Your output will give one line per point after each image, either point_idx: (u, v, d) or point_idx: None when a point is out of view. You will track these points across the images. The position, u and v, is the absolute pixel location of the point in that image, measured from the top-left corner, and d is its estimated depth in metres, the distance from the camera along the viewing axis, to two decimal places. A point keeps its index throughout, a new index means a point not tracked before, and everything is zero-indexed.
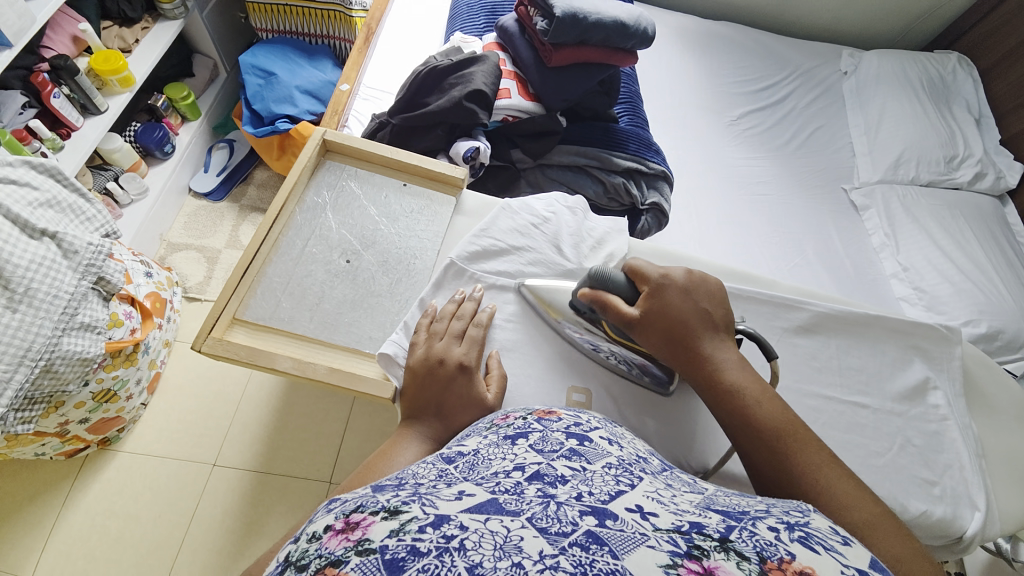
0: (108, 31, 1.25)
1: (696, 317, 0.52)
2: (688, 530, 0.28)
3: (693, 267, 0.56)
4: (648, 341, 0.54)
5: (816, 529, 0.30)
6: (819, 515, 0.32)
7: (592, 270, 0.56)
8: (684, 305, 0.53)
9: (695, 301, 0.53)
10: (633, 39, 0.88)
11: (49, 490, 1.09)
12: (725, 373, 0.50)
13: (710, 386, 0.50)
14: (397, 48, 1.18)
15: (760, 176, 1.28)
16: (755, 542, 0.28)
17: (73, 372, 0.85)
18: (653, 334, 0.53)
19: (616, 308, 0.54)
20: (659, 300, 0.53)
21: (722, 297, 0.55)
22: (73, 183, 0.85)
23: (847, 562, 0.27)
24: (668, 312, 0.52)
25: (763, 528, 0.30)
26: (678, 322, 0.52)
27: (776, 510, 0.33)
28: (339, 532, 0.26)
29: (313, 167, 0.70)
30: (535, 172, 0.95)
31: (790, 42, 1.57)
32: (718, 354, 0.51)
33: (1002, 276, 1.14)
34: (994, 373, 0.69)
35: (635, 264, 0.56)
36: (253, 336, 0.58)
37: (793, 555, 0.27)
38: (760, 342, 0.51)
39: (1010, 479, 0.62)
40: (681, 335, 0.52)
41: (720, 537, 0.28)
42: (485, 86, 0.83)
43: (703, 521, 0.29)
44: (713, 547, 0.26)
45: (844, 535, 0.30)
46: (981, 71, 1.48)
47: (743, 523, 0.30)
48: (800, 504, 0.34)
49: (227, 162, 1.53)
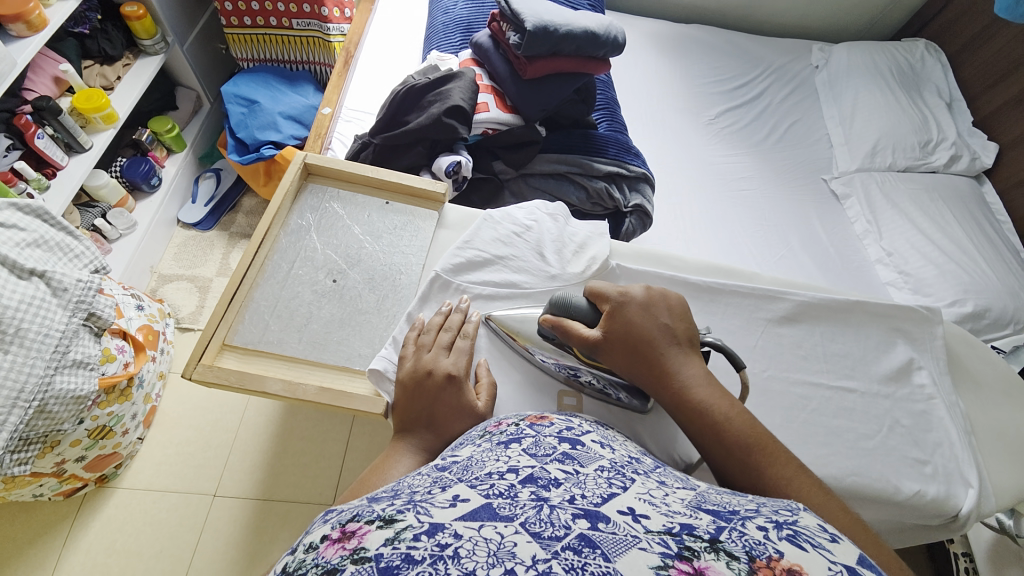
0: (90, 70, 1.27)
1: (658, 332, 0.53)
2: (678, 531, 0.28)
3: (651, 285, 0.57)
4: (615, 363, 0.54)
5: (804, 527, 0.30)
6: (809, 513, 0.32)
7: (554, 297, 0.56)
8: (647, 323, 0.53)
9: (656, 315, 0.54)
10: (605, 47, 0.90)
11: (49, 531, 1.08)
12: (693, 391, 0.50)
13: (681, 406, 0.51)
14: (376, 69, 1.20)
15: (742, 172, 1.31)
16: (744, 542, 0.28)
17: (67, 410, 0.84)
18: (618, 357, 0.53)
19: (578, 332, 0.54)
20: (621, 319, 0.53)
21: (680, 308, 0.56)
22: (60, 222, 0.86)
23: (834, 558, 0.27)
24: (629, 332, 0.53)
25: (752, 527, 0.29)
26: (640, 340, 0.52)
27: (767, 509, 0.32)
28: (334, 541, 0.26)
29: (296, 191, 0.71)
30: (517, 183, 0.96)
31: (760, 40, 1.61)
32: (684, 371, 0.51)
33: (983, 254, 1.16)
34: (977, 351, 0.70)
35: (596, 287, 0.56)
36: (243, 360, 0.59)
37: (781, 553, 0.27)
38: (728, 355, 0.53)
39: (1000, 454, 0.63)
40: (646, 355, 0.52)
41: (710, 538, 0.28)
42: (462, 101, 0.85)
43: (693, 522, 0.29)
44: (703, 548, 0.27)
45: (834, 532, 0.30)
46: (948, 57, 1.52)
47: (732, 524, 0.30)
48: (791, 502, 0.34)
49: (214, 191, 1.54)
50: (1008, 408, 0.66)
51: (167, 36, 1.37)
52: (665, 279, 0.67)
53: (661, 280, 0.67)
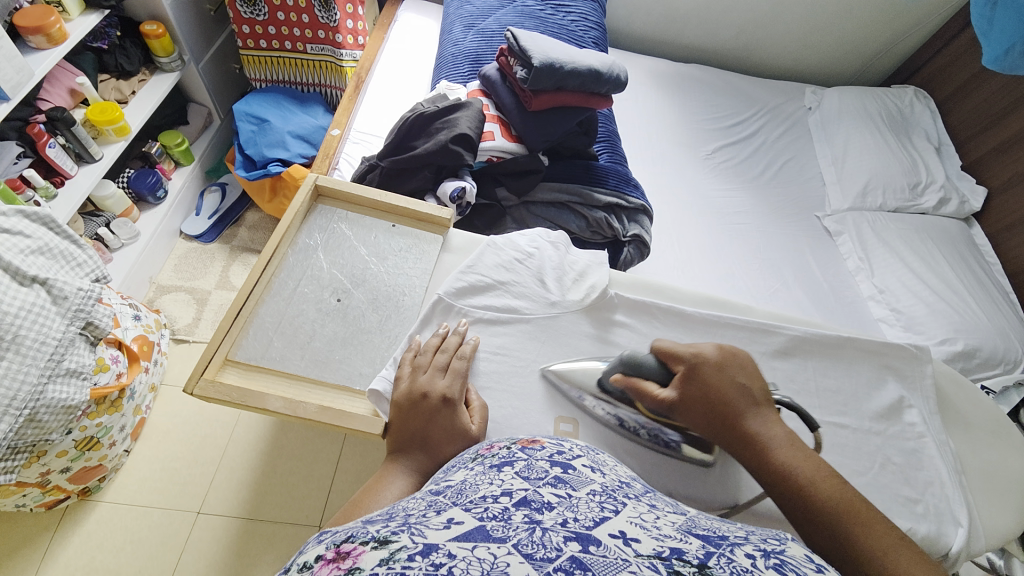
0: (105, 84, 1.31)
1: (734, 394, 0.54)
2: (668, 555, 0.28)
3: (721, 342, 0.58)
4: (691, 422, 0.54)
5: (791, 557, 0.30)
6: (797, 543, 0.33)
7: (623, 356, 0.57)
8: (723, 383, 0.54)
9: (731, 374, 0.55)
10: (608, 85, 0.94)
11: (28, 544, 1.05)
12: (775, 450, 0.51)
13: (761, 466, 0.51)
14: (386, 94, 1.24)
15: (737, 207, 1.34)
16: (731, 568, 0.28)
17: (57, 421, 0.84)
18: (694, 417, 0.54)
19: (651, 393, 0.55)
20: (695, 380, 0.54)
21: (753, 367, 0.57)
22: (65, 231, 0.87)
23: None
24: (706, 392, 0.54)
25: (740, 555, 0.30)
26: (717, 401, 0.53)
27: (755, 538, 0.33)
28: (330, 561, 0.27)
29: (305, 212, 0.73)
30: (520, 210, 0.99)
31: (756, 81, 1.67)
32: (762, 431, 0.52)
33: (973, 295, 1.18)
34: (968, 391, 0.71)
35: (664, 345, 0.57)
36: (245, 376, 0.59)
37: None
38: (802, 415, 0.55)
39: (991, 495, 0.63)
40: (724, 415, 0.53)
41: (699, 563, 0.28)
42: (470, 130, 0.88)
43: (683, 547, 0.30)
44: (692, 572, 0.27)
45: (819, 563, 0.30)
46: (936, 103, 1.58)
47: (721, 550, 0.30)
48: (779, 531, 0.35)
49: (219, 205, 1.56)
50: (998, 448, 0.67)
51: (184, 55, 1.42)
52: (662, 310, 0.68)
53: (658, 310, 0.68)
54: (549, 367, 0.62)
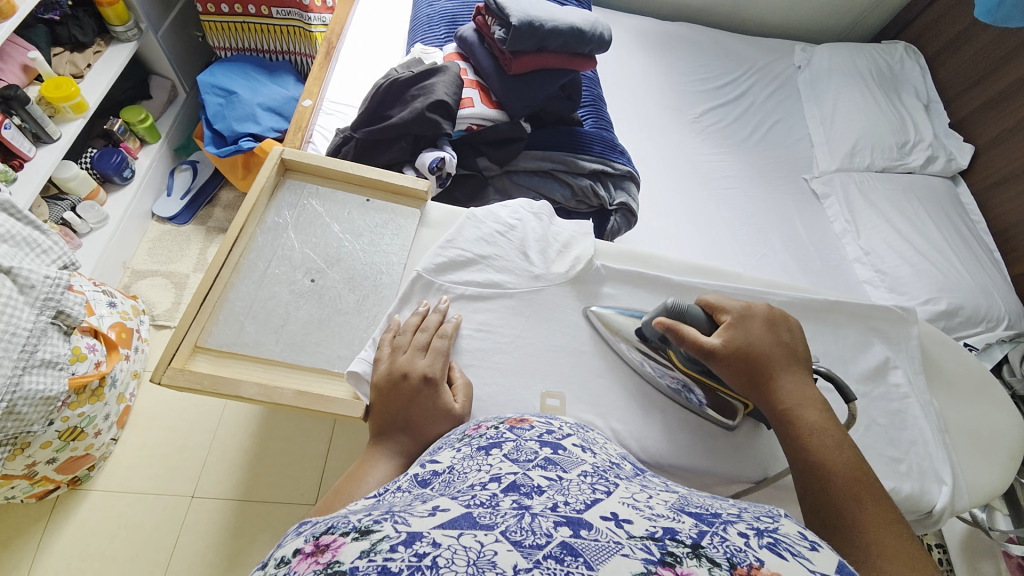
0: (59, 57, 1.21)
1: (778, 350, 0.54)
2: (661, 536, 0.28)
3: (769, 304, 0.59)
4: (725, 371, 0.54)
5: (784, 535, 0.30)
6: (789, 519, 0.32)
7: (667, 303, 0.57)
8: (766, 338, 0.54)
9: (776, 333, 0.55)
10: (590, 44, 0.89)
11: (20, 535, 1.05)
12: (802, 410, 0.52)
13: (783, 421, 0.52)
14: (359, 61, 1.17)
15: (725, 171, 1.32)
16: (725, 548, 0.28)
17: (36, 412, 0.81)
18: (733, 365, 0.53)
19: (693, 338, 0.54)
20: (742, 330, 0.55)
21: (800, 335, 0.57)
22: (26, 216, 0.82)
23: (813, 568, 0.27)
24: (751, 343, 0.54)
25: (733, 533, 0.29)
26: (760, 354, 0.53)
27: (748, 515, 0.32)
28: (308, 555, 0.25)
29: (273, 187, 0.69)
30: (502, 179, 0.96)
31: (745, 39, 1.62)
32: (795, 390, 0.53)
33: (958, 254, 1.19)
34: (951, 349, 0.72)
35: (710, 300, 0.58)
36: (216, 363, 0.57)
37: (762, 561, 0.27)
38: (839, 386, 0.54)
39: (970, 450, 0.65)
40: (762, 368, 0.53)
41: (692, 543, 0.27)
42: (447, 96, 0.84)
43: (676, 526, 0.29)
44: (685, 553, 0.26)
45: (813, 540, 0.30)
46: (926, 59, 1.55)
47: (714, 529, 0.30)
48: (771, 508, 0.34)
49: (190, 184, 1.49)
50: (980, 405, 0.68)
51: (140, 23, 1.32)
52: (649, 280, 0.67)
53: (645, 280, 0.67)
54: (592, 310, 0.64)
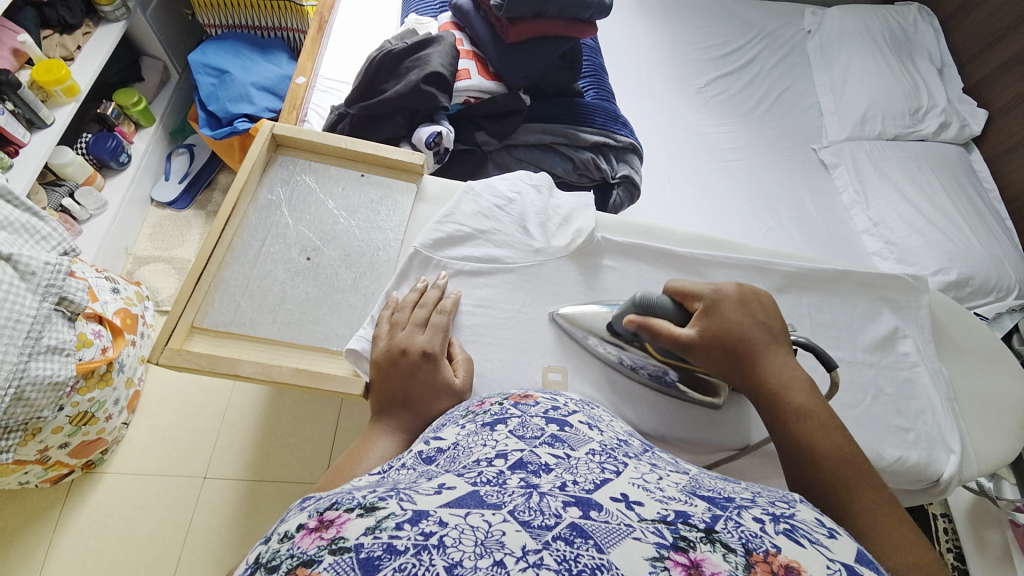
0: (48, 41, 1.19)
1: (756, 331, 0.52)
2: (673, 519, 0.27)
3: (741, 282, 0.57)
4: (706, 362, 0.53)
5: (801, 522, 0.29)
6: (806, 506, 0.32)
7: (635, 296, 0.55)
8: (740, 322, 0.53)
9: (752, 315, 0.53)
10: (591, 9, 0.85)
11: (38, 517, 1.07)
12: (791, 391, 0.50)
13: (771, 407, 0.50)
14: (352, 36, 1.14)
15: (731, 142, 1.28)
16: (740, 533, 0.27)
17: (45, 397, 0.82)
18: (713, 356, 0.52)
19: (667, 332, 0.53)
20: (715, 318, 0.53)
21: (774, 307, 0.55)
22: (23, 201, 0.81)
23: (832, 556, 0.26)
24: (727, 330, 0.52)
25: (748, 518, 0.29)
26: (737, 340, 0.52)
27: (762, 500, 0.32)
28: (311, 530, 0.25)
29: (264, 164, 0.67)
30: (501, 154, 0.93)
31: (752, 4, 1.55)
32: (779, 373, 0.51)
33: (969, 223, 1.16)
34: (962, 318, 0.70)
35: (678, 286, 0.56)
36: (215, 343, 0.57)
37: (778, 548, 0.26)
38: (818, 353, 0.53)
39: (979, 419, 0.64)
40: (741, 355, 0.52)
41: (705, 527, 0.27)
42: (442, 67, 0.81)
43: (688, 510, 0.29)
44: (699, 538, 0.26)
45: (830, 528, 0.29)
46: (940, 21, 1.49)
47: (728, 513, 0.29)
48: (787, 493, 0.34)
49: (188, 168, 1.48)
50: (989, 374, 0.67)
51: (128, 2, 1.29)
52: (652, 252, 0.66)
53: (647, 252, 0.66)
54: (559, 310, 0.61)
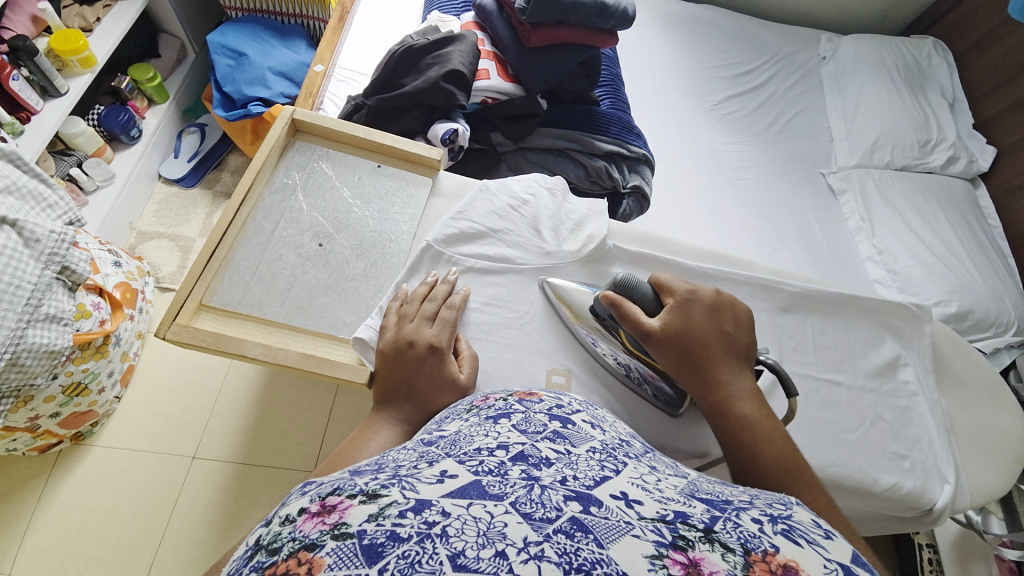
0: (69, 9, 1.19)
1: (719, 338, 0.52)
2: (672, 519, 0.27)
3: (720, 290, 0.57)
4: (661, 355, 0.53)
5: (798, 522, 0.30)
6: (802, 507, 0.32)
7: (617, 278, 0.56)
8: (705, 322, 0.53)
9: (720, 321, 0.53)
10: (613, 19, 0.86)
11: (23, 486, 1.07)
12: (737, 404, 0.50)
13: (716, 413, 0.51)
14: (373, 28, 1.14)
15: (742, 160, 1.29)
16: (739, 533, 0.27)
17: (40, 365, 0.81)
18: (670, 349, 0.52)
19: (635, 317, 0.54)
20: (682, 313, 0.53)
21: (747, 323, 0.55)
22: (32, 168, 0.81)
23: (828, 556, 0.27)
24: (689, 327, 0.53)
25: (746, 519, 0.29)
26: (697, 340, 0.52)
27: (760, 502, 0.32)
28: (314, 515, 0.25)
29: (282, 148, 0.68)
30: (515, 156, 0.94)
31: (771, 26, 1.56)
32: (732, 382, 0.51)
33: (971, 256, 1.17)
34: (963, 350, 0.71)
35: (660, 278, 0.56)
36: (221, 322, 0.56)
37: (776, 547, 0.26)
38: (782, 378, 0.53)
39: (974, 451, 0.65)
40: (696, 355, 0.52)
41: (704, 527, 0.27)
42: (463, 66, 0.81)
43: (688, 510, 0.29)
44: (698, 538, 0.26)
45: (826, 528, 0.29)
46: (955, 56, 1.50)
47: (727, 514, 0.29)
48: (784, 496, 0.34)
49: (198, 147, 1.48)
50: (986, 407, 0.67)
51: None
52: (660, 263, 0.66)
53: (658, 264, 0.66)
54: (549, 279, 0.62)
